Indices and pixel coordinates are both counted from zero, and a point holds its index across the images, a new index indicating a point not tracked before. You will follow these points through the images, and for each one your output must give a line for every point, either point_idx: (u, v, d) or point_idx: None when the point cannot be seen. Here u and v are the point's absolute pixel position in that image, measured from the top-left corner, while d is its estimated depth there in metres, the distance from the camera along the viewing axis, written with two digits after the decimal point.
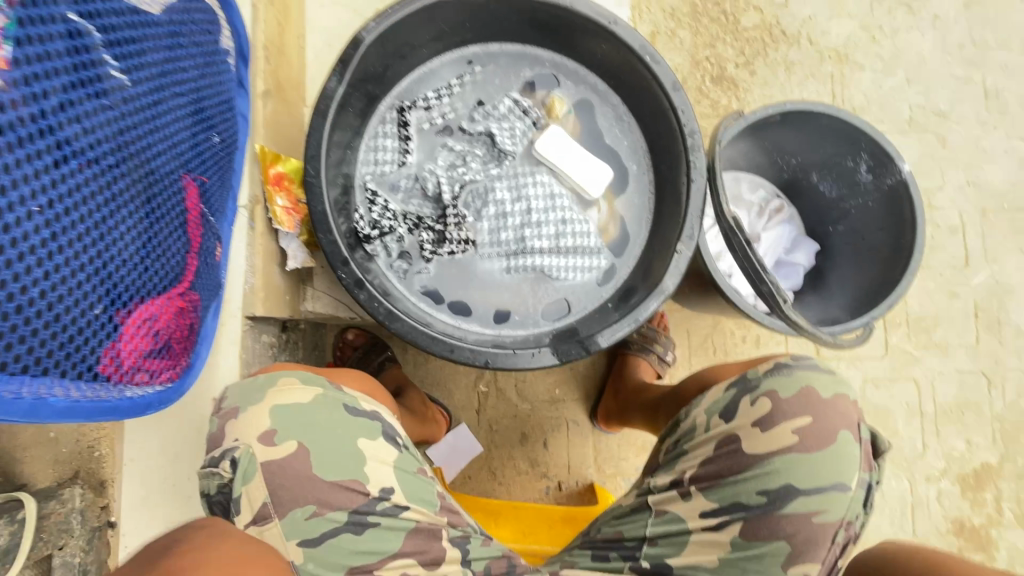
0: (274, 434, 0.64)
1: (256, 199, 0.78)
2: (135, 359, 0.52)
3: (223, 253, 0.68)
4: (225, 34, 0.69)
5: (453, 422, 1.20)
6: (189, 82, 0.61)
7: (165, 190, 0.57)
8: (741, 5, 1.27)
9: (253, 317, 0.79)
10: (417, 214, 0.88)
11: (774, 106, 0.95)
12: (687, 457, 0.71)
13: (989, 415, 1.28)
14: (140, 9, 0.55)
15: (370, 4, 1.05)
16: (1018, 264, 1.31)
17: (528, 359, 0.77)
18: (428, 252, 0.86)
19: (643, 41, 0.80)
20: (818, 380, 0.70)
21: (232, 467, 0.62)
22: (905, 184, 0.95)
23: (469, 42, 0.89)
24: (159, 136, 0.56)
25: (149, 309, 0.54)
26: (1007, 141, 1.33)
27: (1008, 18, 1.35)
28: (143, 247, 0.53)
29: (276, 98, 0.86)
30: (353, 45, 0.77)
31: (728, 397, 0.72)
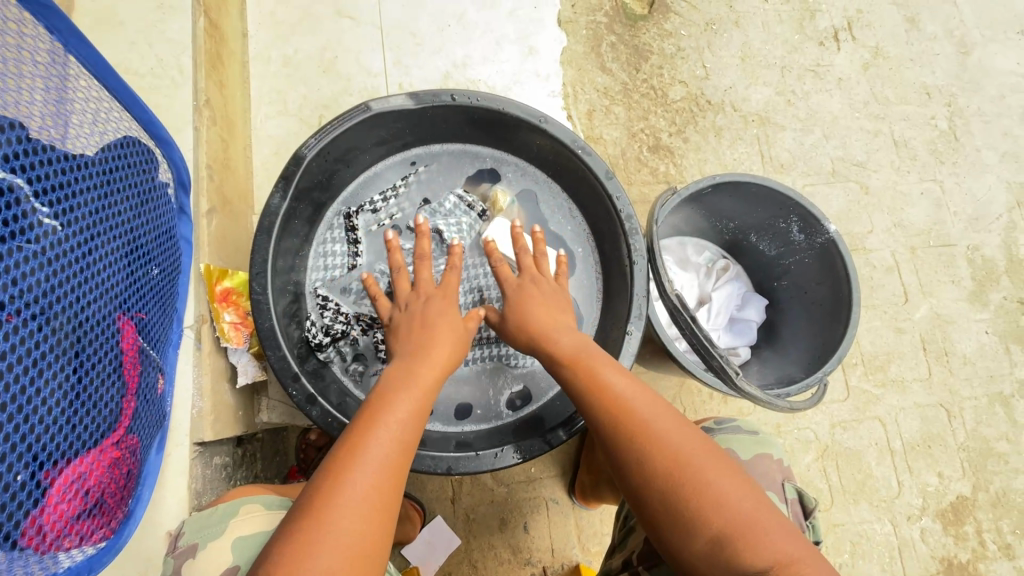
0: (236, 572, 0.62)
1: (203, 316, 0.76)
2: (64, 525, 0.49)
3: (165, 384, 0.66)
4: (163, 167, 0.71)
5: (428, 516, 1.15)
6: (125, 220, 0.61)
7: (98, 336, 0.55)
8: (666, 82, 1.37)
9: (203, 444, 0.75)
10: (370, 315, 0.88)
11: (706, 180, 1.01)
12: (635, 534, 0.77)
13: (954, 445, 1.31)
14: (69, 160, 0.55)
15: (315, 109, 1.09)
16: (953, 296, 1.39)
17: (490, 459, 0.75)
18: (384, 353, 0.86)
19: (574, 136, 0.85)
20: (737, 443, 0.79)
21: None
22: (833, 242, 1.01)
23: (411, 145, 0.93)
24: (92, 282, 0.55)
25: (80, 467, 0.51)
26: (921, 183, 1.45)
27: (903, 75, 1.50)
28: (72, 403, 0.51)
29: (221, 213, 0.87)
30: (295, 162, 0.79)
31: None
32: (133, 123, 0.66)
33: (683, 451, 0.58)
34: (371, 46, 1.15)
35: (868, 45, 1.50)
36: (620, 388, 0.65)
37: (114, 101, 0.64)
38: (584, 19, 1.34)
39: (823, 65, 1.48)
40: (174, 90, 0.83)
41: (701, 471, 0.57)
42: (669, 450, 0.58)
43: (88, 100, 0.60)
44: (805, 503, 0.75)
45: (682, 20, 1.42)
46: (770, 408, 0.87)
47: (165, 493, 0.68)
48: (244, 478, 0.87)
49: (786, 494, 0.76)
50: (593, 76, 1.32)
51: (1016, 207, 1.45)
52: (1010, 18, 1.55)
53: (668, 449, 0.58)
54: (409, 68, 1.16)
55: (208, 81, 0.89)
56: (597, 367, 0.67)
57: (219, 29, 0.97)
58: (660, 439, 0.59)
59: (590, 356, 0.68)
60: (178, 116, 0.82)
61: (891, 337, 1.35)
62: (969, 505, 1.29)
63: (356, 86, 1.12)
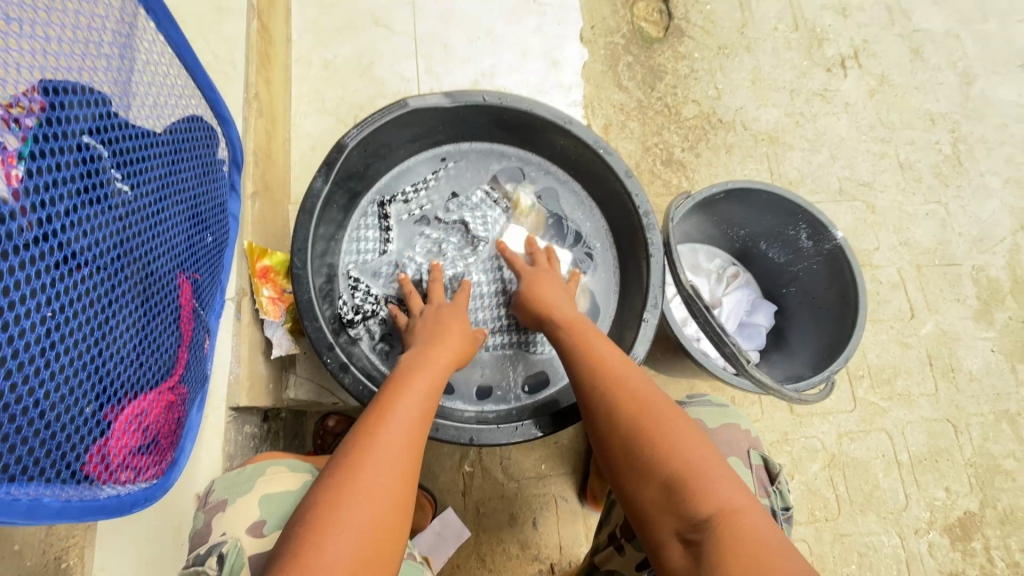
0: (262, 525, 0.65)
1: (243, 289, 0.81)
2: (123, 457, 0.53)
3: (211, 345, 0.70)
4: (221, 147, 0.77)
5: (439, 507, 1.17)
6: (186, 190, 0.66)
7: (161, 289, 0.60)
8: (680, 100, 1.44)
9: (237, 410, 0.79)
10: (398, 297, 0.93)
11: (719, 186, 1.06)
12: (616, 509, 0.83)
13: (960, 461, 1.32)
14: (145, 128, 0.61)
15: (350, 111, 1.17)
16: (958, 313, 1.42)
17: (510, 431, 0.79)
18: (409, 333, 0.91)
19: (595, 137, 0.91)
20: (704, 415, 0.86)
21: (218, 563, 0.61)
22: (840, 248, 1.05)
23: (442, 142, 0.99)
24: (157, 240, 0.60)
25: (139, 405, 0.55)
26: (926, 205, 1.49)
27: (908, 102, 1.56)
28: (137, 344, 0.55)
29: (263, 198, 0.93)
30: (337, 150, 0.85)
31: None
32: (202, 102, 0.73)
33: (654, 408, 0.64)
34: (404, 56, 1.23)
35: (874, 73, 1.58)
36: (605, 357, 0.71)
37: (189, 79, 0.71)
38: (604, 39, 1.42)
39: (831, 90, 1.54)
40: (228, 83, 0.89)
41: (666, 430, 0.62)
42: (641, 407, 0.64)
43: (167, 77, 0.66)
44: (770, 469, 0.80)
45: (696, 43, 1.49)
46: (781, 398, 0.91)
47: (201, 451, 0.72)
48: (268, 450, 0.91)
49: (752, 460, 0.81)
50: (610, 93, 1.39)
51: (1020, 230, 1.49)
52: (1012, 52, 1.62)
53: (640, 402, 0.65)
54: (439, 77, 1.23)
55: (258, 78, 0.96)
56: (587, 338, 0.75)
57: (268, 33, 1.05)
58: (634, 396, 0.66)
59: (589, 329, 0.77)
60: (231, 106, 0.88)
61: (897, 352, 1.38)
62: (977, 522, 1.29)
63: (389, 92, 1.20)
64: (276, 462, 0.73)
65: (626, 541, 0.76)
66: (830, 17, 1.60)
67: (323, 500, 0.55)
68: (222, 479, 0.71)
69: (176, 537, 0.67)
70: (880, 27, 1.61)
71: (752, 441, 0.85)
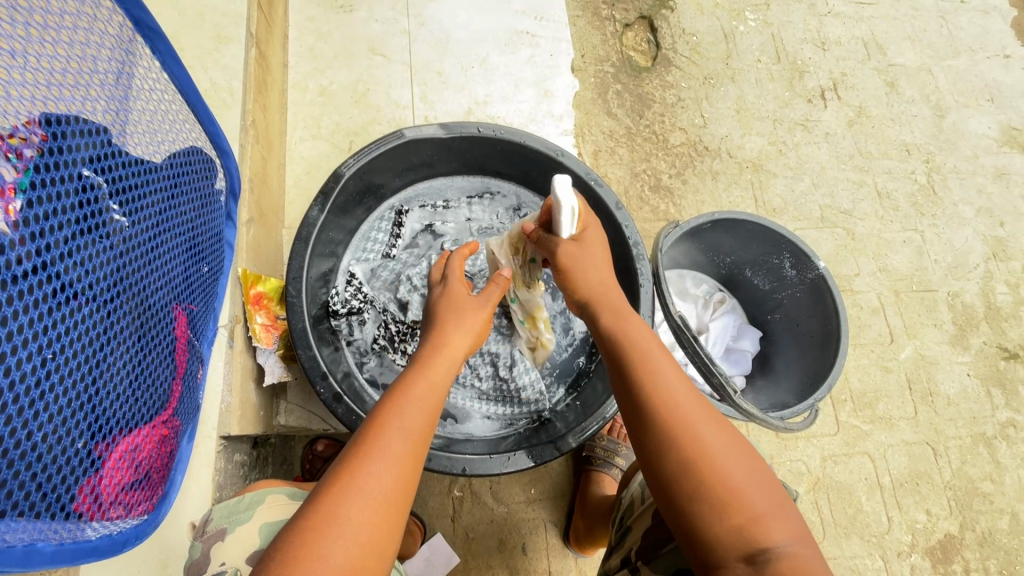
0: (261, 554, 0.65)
1: (237, 317, 0.81)
2: (115, 494, 0.52)
3: (204, 375, 0.70)
4: (219, 177, 0.77)
5: (428, 533, 1.16)
6: (183, 221, 0.67)
7: (156, 321, 0.60)
8: (667, 128, 1.48)
9: (227, 438, 0.78)
10: (386, 304, 0.97)
11: (707, 216, 1.10)
12: (632, 532, 0.79)
13: (940, 483, 1.35)
14: (146, 161, 0.62)
15: (346, 136, 1.18)
16: (935, 338, 1.46)
17: (502, 462, 0.79)
18: (382, 340, 0.94)
19: (587, 169, 0.94)
20: None
21: None
22: (823, 278, 1.08)
23: (467, 169, 1.02)
24: (153, 273, 0.60)
25: (133, 440, 0.54)
26: (903, 232, 1.55)
27: (885, 133, 1.63)
28: (132, 379, 0.55)
29: (258, 224, 0.93)
30: (334, 179, 0.86)
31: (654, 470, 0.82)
32: (202, 134, 0.74)
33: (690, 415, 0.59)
34: (400, 82, 1.25)
35: (852, 105, 1.64)
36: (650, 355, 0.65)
37: (189, 112, 0.71)
38: (594, 68, 1.46)
39: (811, 120, 1.60)
40: (225, 110, 0.90)
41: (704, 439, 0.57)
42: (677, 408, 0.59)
43: (169, 110, 0.67)
44: None
45: (683, 73, 1.54)
46: (767, 427, 0.93)
47: (190, 483, 0.71)
48: (257, 479, 0.89)
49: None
50: (600, 120, 1.43)
51: (992, 257, 1.55)
52: (981, 87, 1.70)
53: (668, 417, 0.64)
54: (433, 104, 1.26)
55: (255, 104, 0.97)
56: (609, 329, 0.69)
57: (266, 60, 1.06)
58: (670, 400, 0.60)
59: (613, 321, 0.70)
60: (228, 133, 0.89)
61: (878, 375, 1.42)
62: (957, 544, 1.31)
63: (383, 117, 1.21)
64: (274, 490, 0.73)
65: (643, 565, 0.72)
66: (810, 50, 1.66)
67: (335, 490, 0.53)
68: (218, 507, 0.70)
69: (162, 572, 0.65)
70: (857, 60, 1.68)
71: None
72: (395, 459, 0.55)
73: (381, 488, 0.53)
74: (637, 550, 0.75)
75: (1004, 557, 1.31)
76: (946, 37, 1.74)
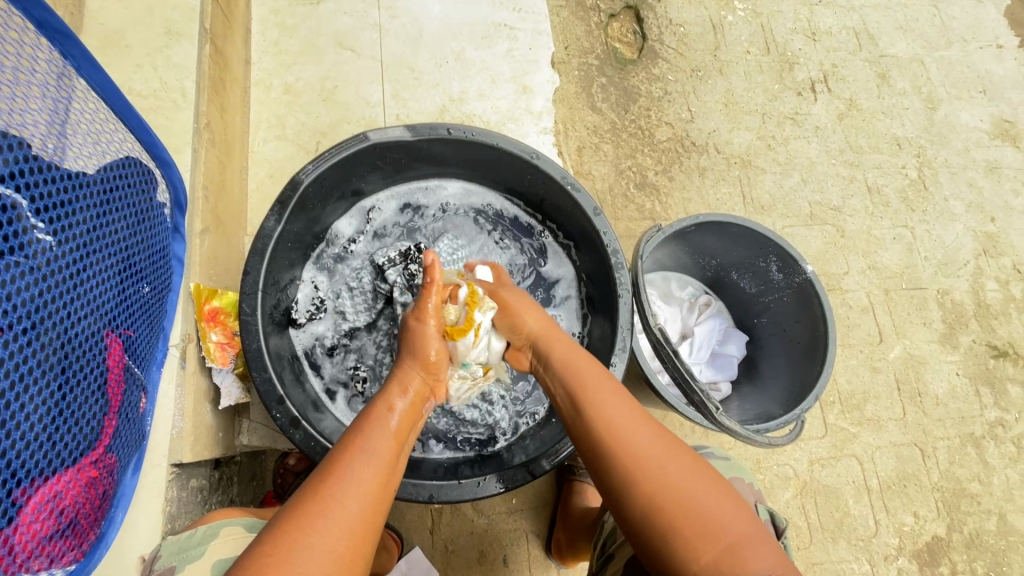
0: None
1: (189, 336, 0.77)
2: (31, 549, 0.47)
3: (146, 403, 0.65)
4: (161, 189, 0.72)
5: (405, 547, 1.12)
6: (119, 239, 0.61)
7: (85, 351, 0.55)
8: (653, 123, 1.43)
9: (180, 466, 0.74)
10: (355, 312, 0.93)
11: (691, 219, 1.05)
12: (613, 561, 0.76)
13: (928, 484, 1.33)
14: (72, 176, 0.56)
15: (313, 136, 1.12)
16: (924, 337, 1.44)
17: (471, 487, 0.76)
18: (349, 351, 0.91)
19: (562, 172, 0.88)
20: (714, 467, 0.84)
21: None
22: (810, 282, 1.04)
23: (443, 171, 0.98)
24: (84, 298, 0.55)
25: (55, 487, 0.50)
26: (894, 229, 1.51)
27: (875, 126, 1.59)
28: (55, 419, 0.50)
29: (214, 233, 0.88)
30: (292, 187, 0.81)
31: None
32: (136, 143, 0.67)
33: (655, 458, 0.58)
34: (371, 78, 1.19)
35: (843, 97, 1.59)
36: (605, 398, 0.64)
37: (119, 121, 0.65)
38: (577, 60, 1.40)
39: (801, 113, 1.56)
40: (176, 112, 0.84)
41: (667, 476, 0.57)
42: (631, 450, 0.59)
43: (93, 121, 0.61)
44: (776, 523, 0.78)
45: (669, 66, 1.49)
46: (748, 442, 0.89)
47: (137, 516, 0.67)
48: (218, 502, 0.85)
49: (760, 514, 0.78)
50: (583, 115, 1.37)
51: (983, 254, 1.52)
52: (974, 78, 1.66)
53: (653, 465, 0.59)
54: (406, 100, 1.20)
55: (210, 105, 0.91)
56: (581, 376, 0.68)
57: (224, 56, 1.00)
58: (626, 444, 0.59)
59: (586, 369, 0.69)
60: (178, 138, 0.83)
61: (867, 376, 1.39)
62: (945, 546, 1.30)
63: (353, 116, 1.16)
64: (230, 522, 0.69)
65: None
66: (801, 40, 1.61)
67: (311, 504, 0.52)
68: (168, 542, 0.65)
69: None
70: (848, 51, 1.63)
71: (755, 494, 0.83)
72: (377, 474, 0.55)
73: (364, 491, 0.54)
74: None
75: (991, 559, 1.30)
76: (939, 27, 1.69)
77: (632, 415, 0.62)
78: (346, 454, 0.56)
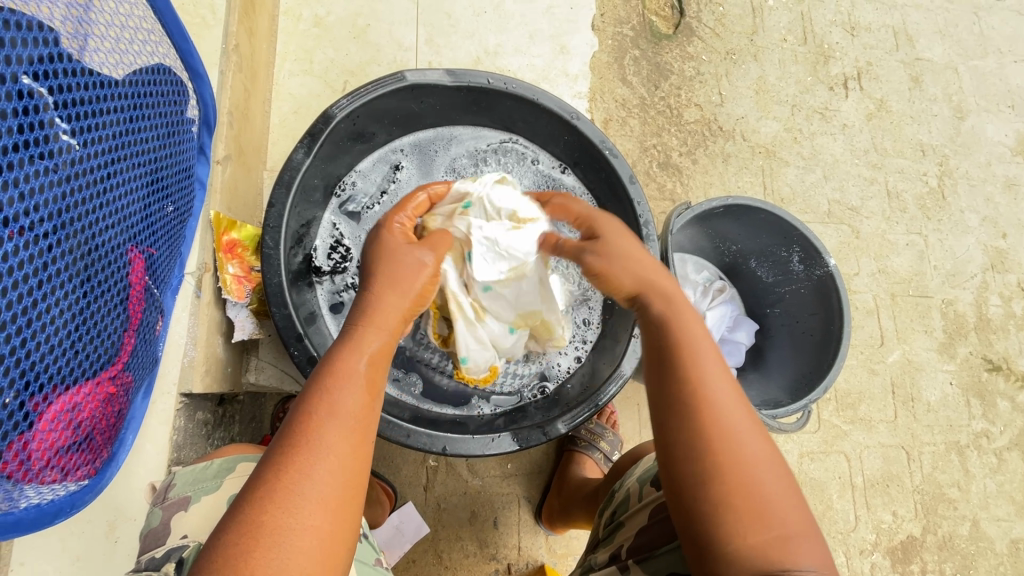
0: None
1: (206, 266, 0.74)
2: (47, 459, 0.46)
3: (163, 327, 0.63)
4: (191, 104, 0.69)
5: (398, 501, 1.12)
6: (148, 151, 0.58)
7: (108, 263, 0.52)
8: (683, 103, 1.39)
9: (189, 396, 0.73)
10: None
11: (720, 201, 1.03)
12: (624, 529, 0.76)
13: (910, 487, 1.36)
14: (103, 77, 0.52)
15: (340, 75, 1.08)
16: (924, 344, 1.45)
17: (484, 445, 0.78)
18: None
19: (603, 136, 0.86)
20: None
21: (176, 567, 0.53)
22: (831, 276, 1.04)
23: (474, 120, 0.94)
24: (108, 208, 0.52)
25: (72, 398, 0.48)
26: (908, 235, 1.51)
27: (902, 130, 1.56)
28: (76, 328, 0.48)
29: (235, 162, 0.84)
30: (324, 120, 0.78)
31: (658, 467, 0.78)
32: (173, 53, 0.64)
33: (739, 438, 0.53)
34: (404, 20, 1.14)
35: (874, 97, 1.57)
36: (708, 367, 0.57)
37: (158, 27, 0.62)
38: (613, 29, 1.35)
39: (831, 108, 1.53)
40: (205, 29, 0.79)
41: (751, 450, 0.53)
42: (727, 423, 0.54)
43: (134, 20, 0.57)
44: None
45: (705, 45, 1.45)
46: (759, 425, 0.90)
47: (145, 442, 0.65)
48: (220, 438, 0.83)
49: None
50: (614, 87, 1.33)
51: (990, 268, 1.52)
52: (1005, 92, 1.64)
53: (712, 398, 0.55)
54: (439, 48, 1.15)
55: (240, 27, 0.86)
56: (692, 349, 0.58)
57: None
58: (716, 420, 0.54)
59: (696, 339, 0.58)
60: (206, 57, 0.79)
61: (864, 377, 1.40)
62: (918, 546, 1.33)
63: (383, 59, 1.11)
64: (245, 455, 0.67)
65: (635, 563, 0.69)
66: (839, 34, 1.57)
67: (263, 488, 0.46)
68: (182, 472, 0.65)
69: (108, 534, 0.60)
70: (885, 50, 1.60)
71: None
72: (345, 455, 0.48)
73: (312, 506, 0.46)
74: (628, 548, 0.72)
75: (959, 561, 1.33)
76: (977, 35, 1.65)
77: (727, 384, 0.56)
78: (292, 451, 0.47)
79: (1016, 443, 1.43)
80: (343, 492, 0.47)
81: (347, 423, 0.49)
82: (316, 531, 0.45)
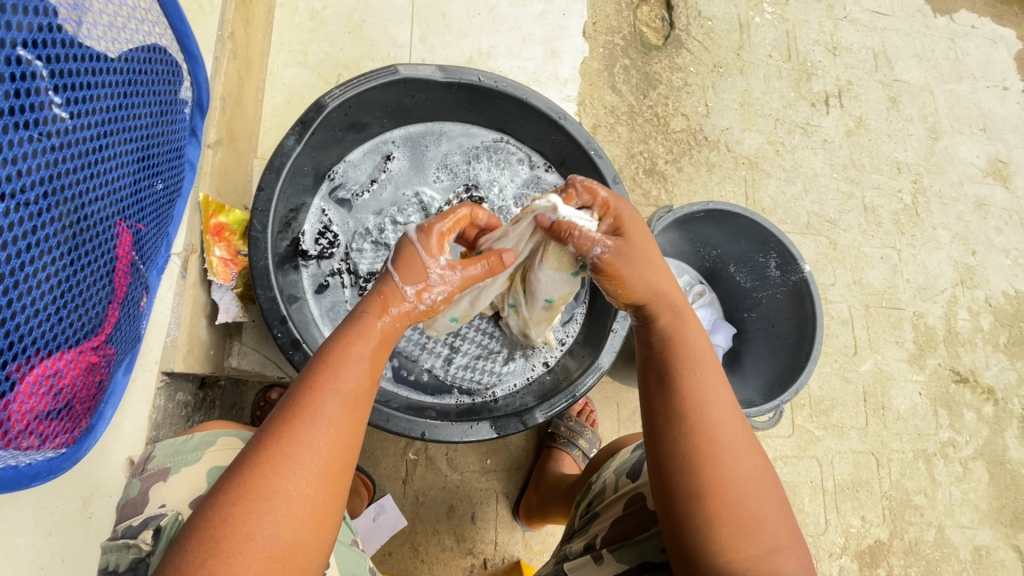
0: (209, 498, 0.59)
1: (192, 247, 0.75)
2: (27, 423, 0.47)
3: (147, 304, 0.64)
4: (185, 85, 0.70)
5: (377, 494, 1.13)
6: (141, 128, 0.59)
7: (96, 235, 0.53)
8: (669, 112, 1.43)
9: (170, 375, 0.73)
10: (360, 248, 0.92)
11: (699, 205, 1.06)
12: (598, 521, 0.77)
13: (879, 493, 1.39)
14: (100, 53, 0.53)
15: (334, 68, 1.09)
16: (895, 355, 1.49)
17: (462, 431, 0.79)
18: (356, 285, 0.91)
19: (589, 137, 0.88)
20: None
21: (154, 536, 0.55)
22: (805, 282, 1.07)
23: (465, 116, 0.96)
24: (99, 181, 0.53)
25: (54, 364, 0.48)
26: (882, 249, 1.56)
27: (879, 148, 1.62)
28: (63, 294, 0.49)
29: (226, 147, 0.85)
30: (316, 109, 0.79)
31: (634, 457, 0.79)
32: (170, 34, 0.65)
33: (730, 453, 0.58)
34: (400, 18, 1.16)
35: (853, 114, 1.62)
36: (705, 382, 0.61)
37: (158, 10, 0.63)
38: (604, 38, 1.39)
39: (812, 124, 1.58)
40: (201, 16, 0.81)
41: (742, 475, 0.57)
42: (717, 436, 0.58)
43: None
44: None
45: (692, 57, 1.49)
46: None
47: (123, 418, 0.66)
48: (199, 421, 0.83)
49: None
50: (602, 94, 1.36)
51: (959, 284, 1.58)
52: (977, 116, 1.70)
53: (709, 418, 0.59)
54: (432, 47, 1.17)
55: (236, 16, 0.88)
56: (693, 363, 0.62)
57: None
58: (708, 429, 0.58)
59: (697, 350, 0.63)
60: (201, 42, 0.80)
61: (837, 385, 1.44)
62: (885, 552, 1.37)
63: (377, 55, 1.13)
64: (227, 433, 0.67)
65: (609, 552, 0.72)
66: (821, 52, 1.63)
67: (238, 484, 0.46)
68: (164, 445, 0.65)
69: (82, 510, 0.60)
70: (865, 70, 1.66)
71: None
72: (324, 453, 0.49)
73: (305, 471, 0.48)
74: (604, 538, 0.74)
75: (924, 566, 1.37)
76: (952, 61, 1.72)
77: (727, 403, 0.61)
78: (276, 443, 0.48)
79: (981, 453, 1.48)
80: (321, 489, 0.48)
81: (346, 400, 0.51)
82: (292, 531, 0.46)
